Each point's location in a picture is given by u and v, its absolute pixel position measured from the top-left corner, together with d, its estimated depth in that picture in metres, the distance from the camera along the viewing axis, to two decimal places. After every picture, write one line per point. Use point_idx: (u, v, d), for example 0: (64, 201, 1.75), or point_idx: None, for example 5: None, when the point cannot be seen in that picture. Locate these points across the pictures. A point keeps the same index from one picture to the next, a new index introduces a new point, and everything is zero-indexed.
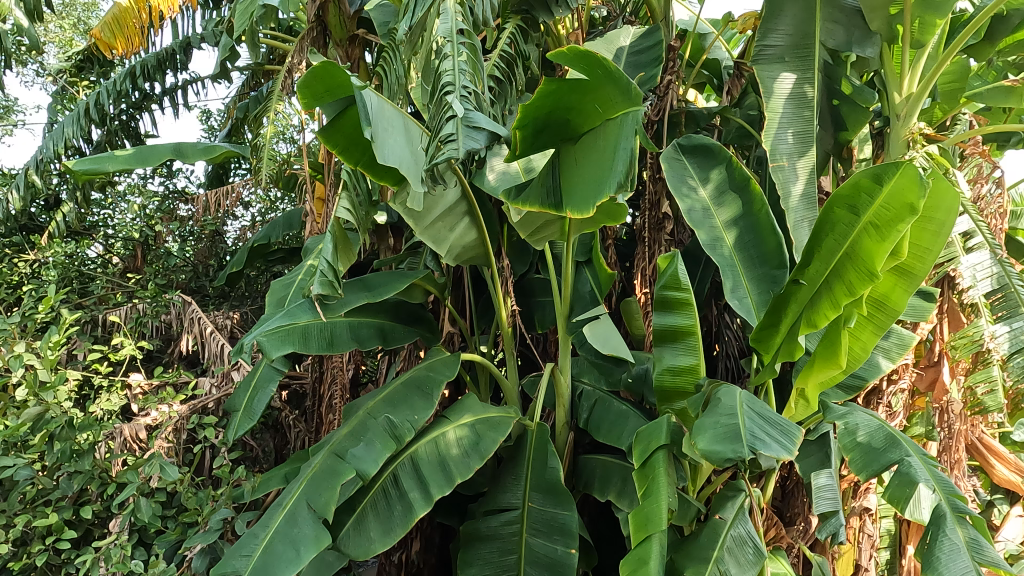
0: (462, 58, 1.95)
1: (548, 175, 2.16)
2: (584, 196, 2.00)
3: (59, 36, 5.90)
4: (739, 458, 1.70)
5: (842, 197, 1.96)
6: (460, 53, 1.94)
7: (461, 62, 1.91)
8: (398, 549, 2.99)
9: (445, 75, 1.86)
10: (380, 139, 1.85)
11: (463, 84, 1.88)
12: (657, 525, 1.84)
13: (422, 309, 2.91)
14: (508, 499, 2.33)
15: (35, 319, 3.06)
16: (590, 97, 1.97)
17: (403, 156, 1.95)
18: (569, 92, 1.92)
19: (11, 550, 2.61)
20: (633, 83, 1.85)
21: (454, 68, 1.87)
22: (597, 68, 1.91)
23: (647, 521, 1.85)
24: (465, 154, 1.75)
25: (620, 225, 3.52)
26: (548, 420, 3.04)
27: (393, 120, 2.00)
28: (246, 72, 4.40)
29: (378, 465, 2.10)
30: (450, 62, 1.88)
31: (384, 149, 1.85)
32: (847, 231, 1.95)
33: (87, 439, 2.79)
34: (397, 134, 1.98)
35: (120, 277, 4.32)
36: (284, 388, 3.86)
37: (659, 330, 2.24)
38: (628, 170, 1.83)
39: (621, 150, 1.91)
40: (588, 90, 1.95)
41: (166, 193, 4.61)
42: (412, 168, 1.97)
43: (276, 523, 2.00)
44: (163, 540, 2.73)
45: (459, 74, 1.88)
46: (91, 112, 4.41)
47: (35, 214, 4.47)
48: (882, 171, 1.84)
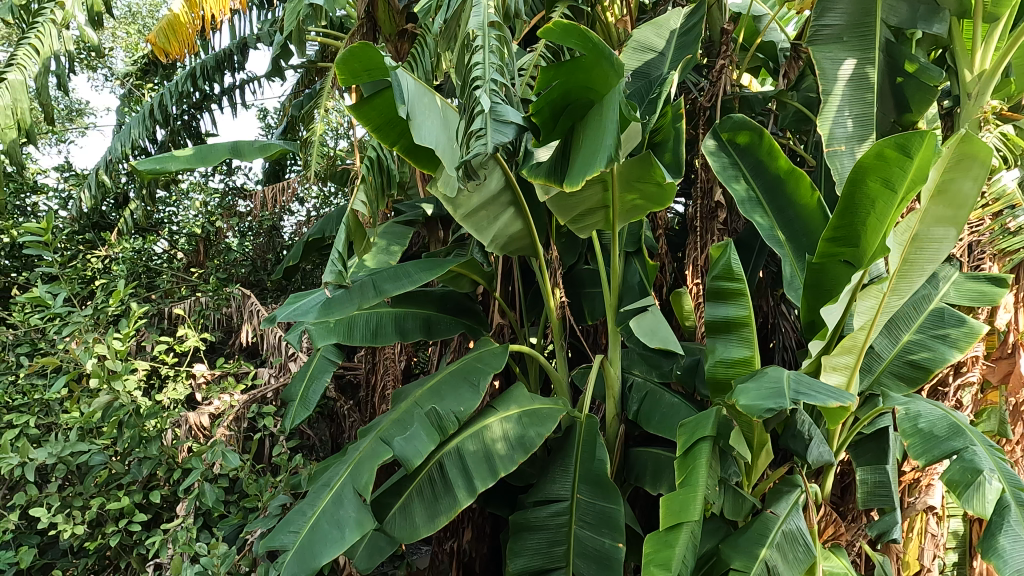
0: (493, 50, 1.94)
1: (563, 156, 2.09)
2: (581, 170, 1.91)
3: (126, 41, 6.22)
4: (781, 408, 1.68)
5: (867, 170, 1.94)
6: (491, 45, 1.93)
7: (492, 53, 1.91)
8: (451, 538, 3.06)
9: (474, 68, 1.87)
10: (417, 120, 2.02)
11: (492, 77, 1.88)
12: (693, 515, 1.84)
13: (471, 300, 2.93)
14: (556, 490, 2.33)
15: (106, 312, 3.20)
16: (596, 74, 1.91)
17: (441, 138, 2.10)
18: (570, 73, 1.92)
19: (88, 531, 2.76)
20: (615, 54, 1.82)
21: (484, 62, 1.88)
22: (587, 43, 1.85)
23: (679, 511, 1.86)
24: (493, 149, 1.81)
25: (671, 214, 3.46)
26: (598, 412, 3.03)
27: (433, 106, 2.17)
28: (302, 70, 4.54)
29: (422, 456, 2.09)
30: (480, 55, 1.89)
31: (419, 128, 2.00)
32: (882, 207, 1.94)
33: (154, 427, 2.98)
34: (435, 117, 2.13)
35: (185, 272, 4.46)
36: (339, 379, 3.95)
37: (712, 321, 2.21)
38: (617, 146, 1.76)
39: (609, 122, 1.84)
40: (587, 66, 1.90)
41: (225, 189, 4.75)
42: (449, 151, 2.11)
43: (323, 503, 2.07)
44: (227, 523, 2.83)
45: (489, 67, 1.88)
46: (156, 112, 4.65)
47: (106, 212, 4.66)
48: (904, 141, 1.83)
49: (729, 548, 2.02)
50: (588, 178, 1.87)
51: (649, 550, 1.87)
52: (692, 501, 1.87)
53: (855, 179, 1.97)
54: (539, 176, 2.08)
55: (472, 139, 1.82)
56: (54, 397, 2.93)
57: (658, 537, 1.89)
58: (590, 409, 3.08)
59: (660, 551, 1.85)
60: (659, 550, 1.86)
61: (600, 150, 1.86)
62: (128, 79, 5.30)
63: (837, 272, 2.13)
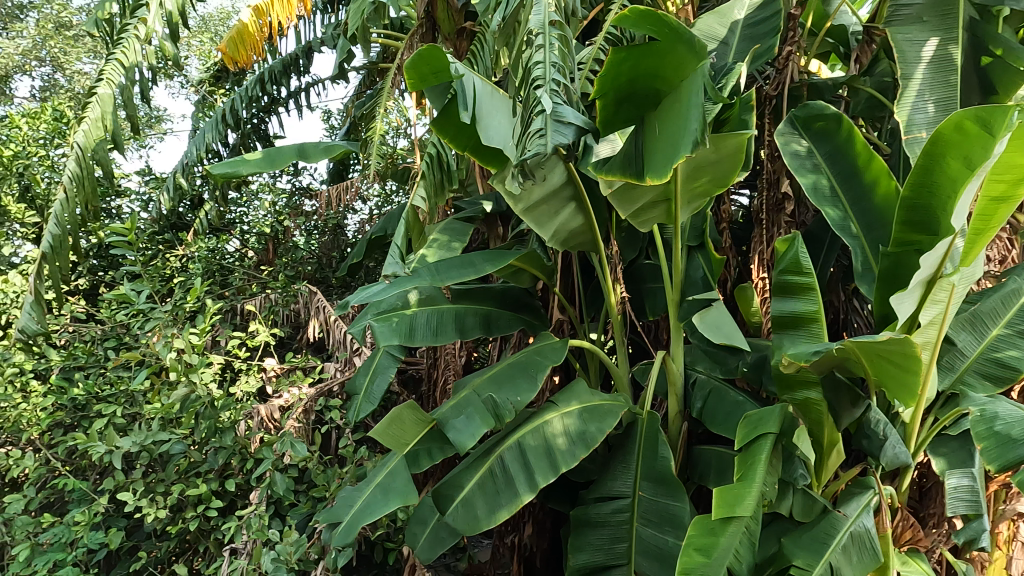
0: (554, 49, 1.95)
1: (634, 146, 2.06)
2: (663, 160, 1.88)
3: (199, 50, 6.52)
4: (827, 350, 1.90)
5: (946, 145, 1.82)
6: (552, 44, 1.94)
7: (552, 52, 1.92)
8: (512, 532, 3.08)
9: (535, 68, 1.88)
10: (484, 122, 2.00)
11: (553, 77, 1.88)
12: (744, 511, 1.80)
13: (530, 296, 2.95)
14: (618, 487, 2.32)
15: (183, 308, 3.36)
16: (669, 62, 1.89)
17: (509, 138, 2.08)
18: (642, 59, 1.88)
19: (170, 516, 2.91)
20: (696, 36, 1.78)
21: (544, 61, 1.88)
22: (662, 28, 1.80)
23: (731, 505, 1.83)
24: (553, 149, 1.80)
25: (736, 207, 3.37)
26: (660, 409, 2.99)
27: (498, 102, 2.16)
28: (364, 71, 4.64)
29: (476, 439, 2.15)
30: (541, 54, 1.90)
31: (487, 130, 1.99)
32: (958, 186, 1.82)
33: (229, 417, 3.09)
34: (501, 115, 2.11)
35: (256, 270, 4.63)
36: (401, 374, 4.02)
37: (779, 318, 2.16)
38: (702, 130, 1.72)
39: (692, 109, 1.80)
40: (661, 52, 1.87)
41: (292, 190, 4.92)
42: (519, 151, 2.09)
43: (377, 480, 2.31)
44: (297, 512, 2.94)
45: (549, 66, 1.88)
46: (228, 117, 4.85)
47: (183, 213, 4.88)
48: (987, 116, 1.68)
49: (792, 545, 1.97)
50: (675, 166, 1.82)
51: (693, 533, 1.86)
52: (745, 496, 1.84)
53: (932, 153, 1.86)
54: (612, 170, 2.01)
55: (531, 139, 1.82)
56: (138, 389, 3.10)
57: (704, 523, 1.87)
58: (652, 406, 3.04)
59: (704, 536, 1.84)
60: (703, 535, 1.85)
61: (683, 136, 1.81)
62: (202, 86, 5.54)
63: (912, 258, 2.04)
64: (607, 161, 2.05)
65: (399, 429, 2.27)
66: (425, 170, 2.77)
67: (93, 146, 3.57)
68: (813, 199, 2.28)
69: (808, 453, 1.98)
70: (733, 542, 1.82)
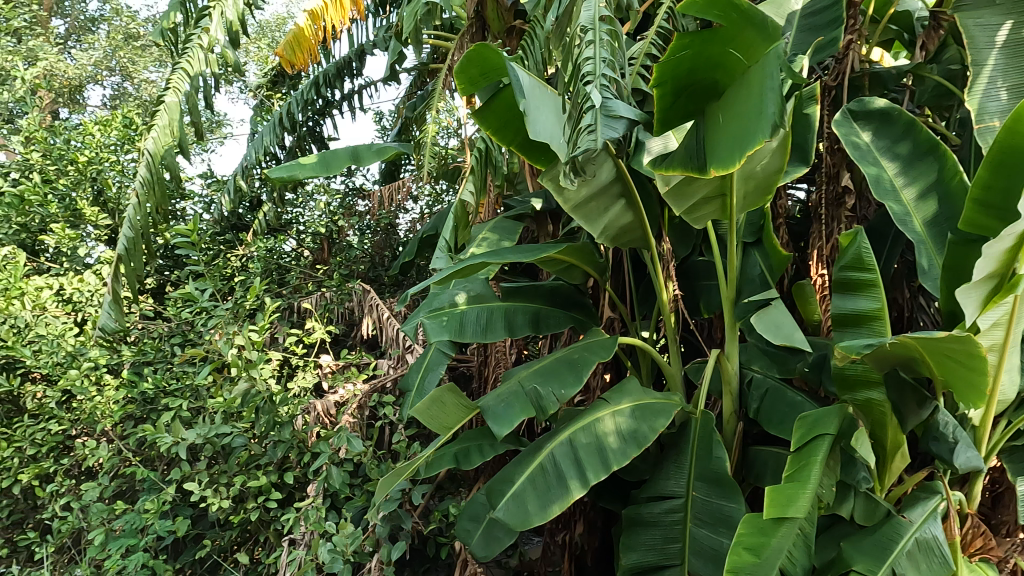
0: (604, 44, 1.94)
1: (694, 138, 1.99)
2: (733, 147, 1.79)
3: (257, 56, 6.73)
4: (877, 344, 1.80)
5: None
6: (602, 40, 1.94)
7: (602, 48, 1.91)
8: (563, 530, 3.08)
9: (585, 64, 1.88)
10: (532, 115, 2.00)
11: (604, 72, 1.87)
12: (798, 513, 1.75)
13: (581, 294, 2.93)
14: (671, 486, 2.29)
15: (244, 306, 3.49)
16: (735, 48, 1.80)
17: (555, 133, 2.07)
18: (707, 45, 1.79)
19: (233, 506, 3.03)
20: (769, 18, 1.69)
21: (594, 57, 1.88)
22: (730, 12, 1.73)
23: (784, 506, 1.78)
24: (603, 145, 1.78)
25: (793, 202, 3.28)
26: (714, 409, 2.94)
27: (545, 99, 2.16)
28: (414, 72, 4.70)
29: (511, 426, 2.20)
30: (592, 50, 1.89)
31: (534, 123, 1.99)
32: None
33: (287, 412, 3.17)
34: (548, 111, 2.12)
35: (311, 269, 4.74)
36: (452, 371, 4.06)
37: (839, 315, 2.10)
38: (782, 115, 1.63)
39: (766, 94, 1.70)
40: (727, 38, 1.79)
41: (346, 190, 5.04)
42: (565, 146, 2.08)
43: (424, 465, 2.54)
44: (352, 504, 3.00)
45: (599, 62, 1.88)
46: (285, 120, 5.00)
47: (242, 214, 5.04)
48: None
49: (851, 549, 1.92)
50: (748, 153, 1.73)
51: (742, 531, 1.82)
52: (799, 497, 1.79)
53: (1012, 130, 1.74)
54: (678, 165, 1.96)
55: (582, 134, 1.81)
56: (202, 383, 3.23)
57: (755, 521, 1.84)
58: (706, 405, 2.99)
59: (753, 535, 1.80)
60: (753, 534, 1.81)
61: (757, 123, 1.71)
62: (260, 91, 5.73)
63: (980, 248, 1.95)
64: (668, 157, 2.01)
65: (439, 409, 2.40)
66: (474, 163, 2.96)
67: (162, 152, 3.74)
68: (875, 190, 2.19)
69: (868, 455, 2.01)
70: (786, 544, 1.78)
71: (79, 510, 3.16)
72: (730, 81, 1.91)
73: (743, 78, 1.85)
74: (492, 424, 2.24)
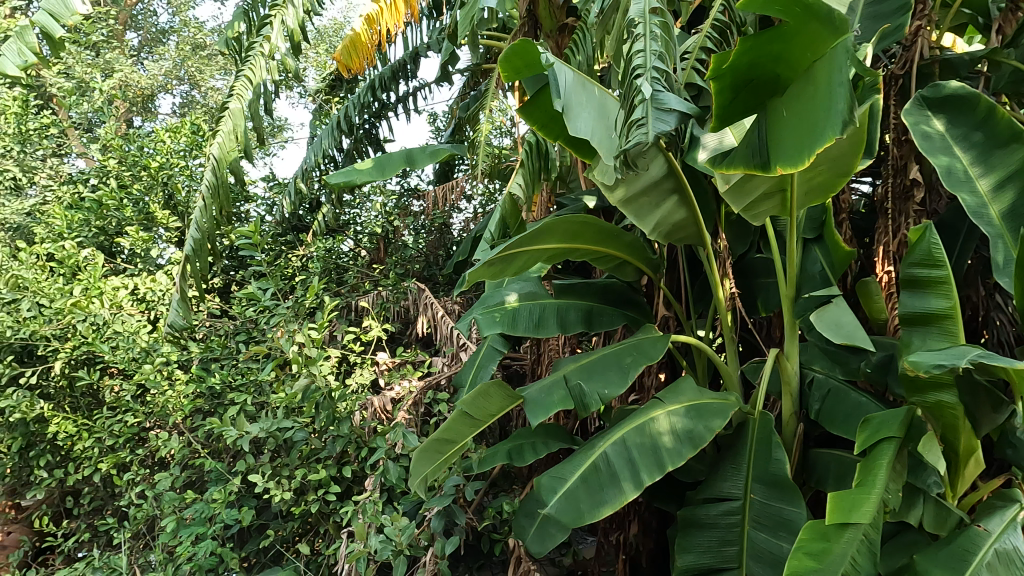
0: (655, 37, 1.93)
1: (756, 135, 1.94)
2: (801, 144, 1.74)
3: (316, 62, 6.93)
4: (953, 365, 1.64)
5: None
6: (652, 32, 1.92)
7: (653, 40, 1.89)
8: (617, 530, 3.07)
9: (635, 57, 1.87)
10: (572, 112, 2.04)
11: (654, 65, 1.86)
12: (862, 518, 1.69)
13: (635, 291, 2.90)
14: (728, 488, 2.24)
15: (304, 305, 3.59)
16: (801, 42, 1.72)
17: (598, 128, 2.09)
18: (770, 41, 1.71)
19: (295, 498, 3.13)
20: (837, 10, 1.61)
21: (645, 49, 1.87)
22: (794, 7, 1.67)
23: (847, 510, 1.72)
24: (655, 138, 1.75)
25: (857, 197, 3.16)
26: (773, 410, 2.87)
27: (588, 95, 2.18)
28: (467, 73, 4.75)
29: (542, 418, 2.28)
30: (641, 43, 1.88)
31: (574, 120, 2.03)
32: None
33: (346, 408, 3.26)
34: (591, 106, 2.13)
35: (368, 268, 4.84)
36: (506, 369, 4.08)
37: (905, 314, 2.01)
38: (852, 110, 1.58)
39: (836, 88, 1.65)
40: (791, 34, 1.72)
41: (401, 191, 5.13)
42: (608, 141, 2.09)
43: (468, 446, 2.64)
44: (407, 499, 3.06)
45: (650, 55, 1.86)
46: (342, 124, 5.13)
47: (303, 215, 5.19)
48: None
49: (923, 559, 1.83)
50: (818, 151, 1.68)
51: (803, 537, 1.76)
52: (864, 503, 1.73)
53: None
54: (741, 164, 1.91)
55: (632, 129, 1.79)
56: (266, 379, 3.35)
57: (817, 528, 1.78)
58: (765, 406, 2.92)
59: (815, 541, 1.74)
60: (814, 540, 1.74)
61: (827, 119, 1.67)
62: (319, 96, 5.89)
63: None
64: (728, 155, 1.96)
65: (485, 401, 2.45)
66: (524, 155, 3.00)
67: (228, 157, 3.89)
68: (947, 183, 2.09)
69: (937, 464, 1.86)
70: (849, 549, 1.69)
71: (152, 498, 3.32)
72: (794, 74, 1.84)
73: (809, 72, 1.79)
74: (529, 413, 2.34)
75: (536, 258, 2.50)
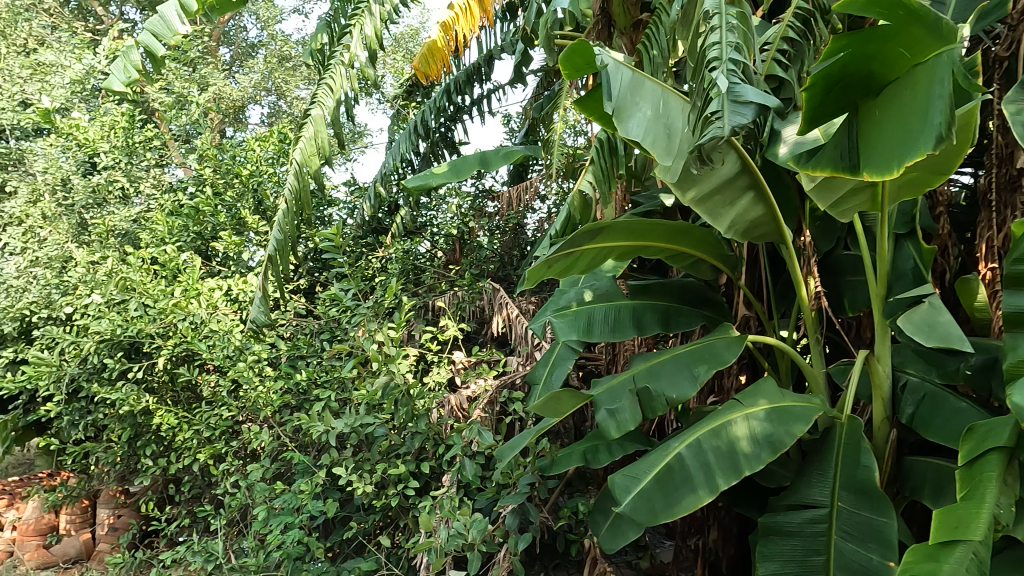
0: (732, 28, 1.90)
1: (847, 134, 1.87)
2: (889, 152, 1.70)
3: (394, 68, 7.12)
4: None
5: None
6: (728, 24, 1.90)
7: (729, 32, 1.86)
8: (696, 535, 3.02)
9: (711, 50, 1.85)
10: (623, 114, 2.05)
11: (731, 57, 1.82)
12: (973, 535, 1.57)
13: (714, 290, 2.83)
14: (813, 495, 2.15)
15: (383, 305, 3.70)
16: (900, 44, 1.65)
17: (652, 129, 2.08)
18: (868, 44, 1.64)
19: (375, 492, 3.24)
20: (944, 17, 1.57)
21: (720, 41, 1.84)
22: (897, 8, 1.60)
23: (954, 528, 1.61)
24: (731, 132, 1.70)
25: (957, 189, 2.97)
26: (863, 414, 2.73)
27: (646, 94, 2.15)
28: (541, 73, 4.76)
29: (620, 430, 2.32)
30: (717, 35, 1.86)
31: (625, 122, 2.04)
32: None
33: (423, 405, 3.33)
34: (646, 106, 2.11)
35: (444, 269, 4.94)
36: (581, 369, 4.07)
37: (1011, 315, 1.88)
38: (949, 125, 1.54)
39: (932, 100, 1.61)
40: (892, 36, 1.64)
41: (476, 192, 5.21)
42: (662, 143, 2.07)
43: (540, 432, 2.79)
44: (483, 496, 3.10)
45: (726, 46, 1.83)
46: (419, 128, 5.25)
47: (382, 218, 5.35)
48: None
49: None
50: (908, 162, 1.65)
51: (910, 561, 1.60)
52: (975, 519, 1.61)
53: None
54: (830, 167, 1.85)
55: (708, 122, 1.76)
56: (348, 376, 3.47)
57: (924, 550, 1.62)
58: (854, 410, 2.79)
59: (924, 562, 1.58)
60: (923, 561, 1.58)
61: (919, 130, 1.64)
62: (397, 101, 6.05)
63: None
64: (815, 153, 1.88)
65: (555, 404, 2.46)
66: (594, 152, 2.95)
67: (311, 162, 4.06)
68: None
69: None
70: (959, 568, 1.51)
71: (245, 488, 3.51)
72: (887, 77, 1.77)
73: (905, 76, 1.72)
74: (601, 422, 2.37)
75: (606, 254, 2.47)
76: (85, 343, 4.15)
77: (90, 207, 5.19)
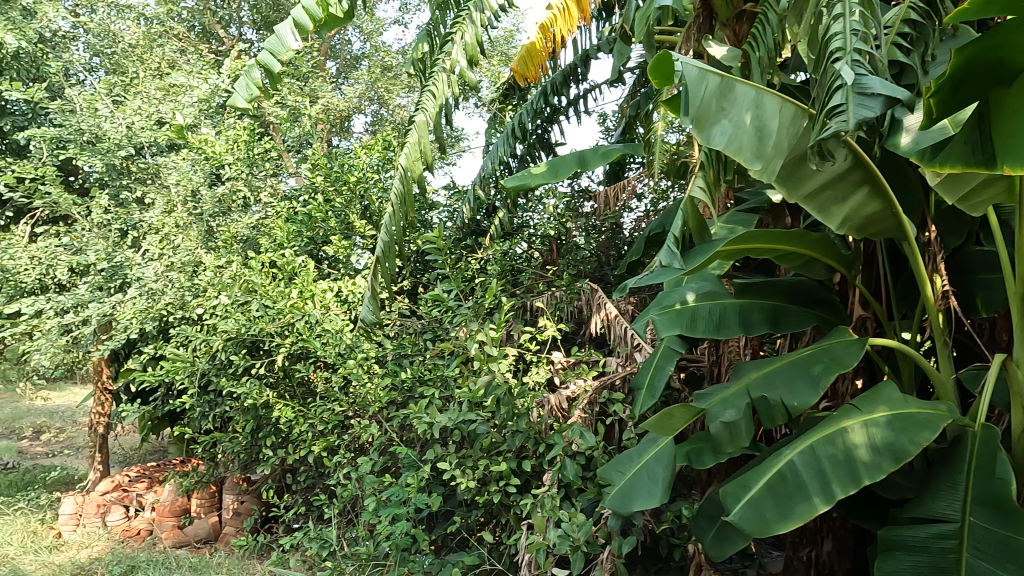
0: (856, 17, 1.82)
1: (980, 123, 1.74)
2: None
3: (490, 72, 7.21)
4: None
5: None
6: (853, 11, 1.82)
7: (854, 20, 1.79)
8: (808, 545, 2.90)
9: (834, 40, 1.79)
10: (706, 125, 2.15)
11: (856, 47, 1.75)
12: None
13: (826, 289, 2.71)
14: (941, 509, 2.00)
15: (483, 305, 3.77)
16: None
17: (739, 133, 2.12)
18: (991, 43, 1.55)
19: (478, 488, 3.32)
20: None
21: (844, 30, 1.78)
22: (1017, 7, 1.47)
23: None
24: (857, 126, 1.62)
25: None
26: (999, 424, 2.52)
27: (737, 98, 2.17)
28: (639, 71, 4.69)
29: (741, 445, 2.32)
30: (840, 23, 1.80)
31: (706, 132, 2.14)
32: None
33: (524, 404, 3.37)
34: (736, 110, 2.15)
35: (542, 269, 4.97)
36: (682, 371, 3.97)
37: None
38: None
39: None
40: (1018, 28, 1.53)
41: (573, 192, 5.20)
42: (750, 145, 2.10)
43: (648, 456, 2.73)
44: (584, 497, 3.10)
45: (851, 36, 1.77)
46: (516, 130, 5.30)
47: (480, 220, 5.45)
48: None
49: None
50: None
51: None
52: None
53: None
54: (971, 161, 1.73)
55: (831, 116, 1.69)
56: (451, 375, 3.57)
57: None
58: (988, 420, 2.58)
59: None
60: None
61: None
62: (494, 105, 6.14)
63: None
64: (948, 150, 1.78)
65: (669, 421, 2.41)
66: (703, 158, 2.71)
67: (414, 167, 4.19)
68: None
69: None
70: None
71: (355, 480, 3.69)
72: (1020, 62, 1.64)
73: None
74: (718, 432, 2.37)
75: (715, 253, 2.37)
76: (213, 341, 4.49)
77: (216, 215, 5.61)
